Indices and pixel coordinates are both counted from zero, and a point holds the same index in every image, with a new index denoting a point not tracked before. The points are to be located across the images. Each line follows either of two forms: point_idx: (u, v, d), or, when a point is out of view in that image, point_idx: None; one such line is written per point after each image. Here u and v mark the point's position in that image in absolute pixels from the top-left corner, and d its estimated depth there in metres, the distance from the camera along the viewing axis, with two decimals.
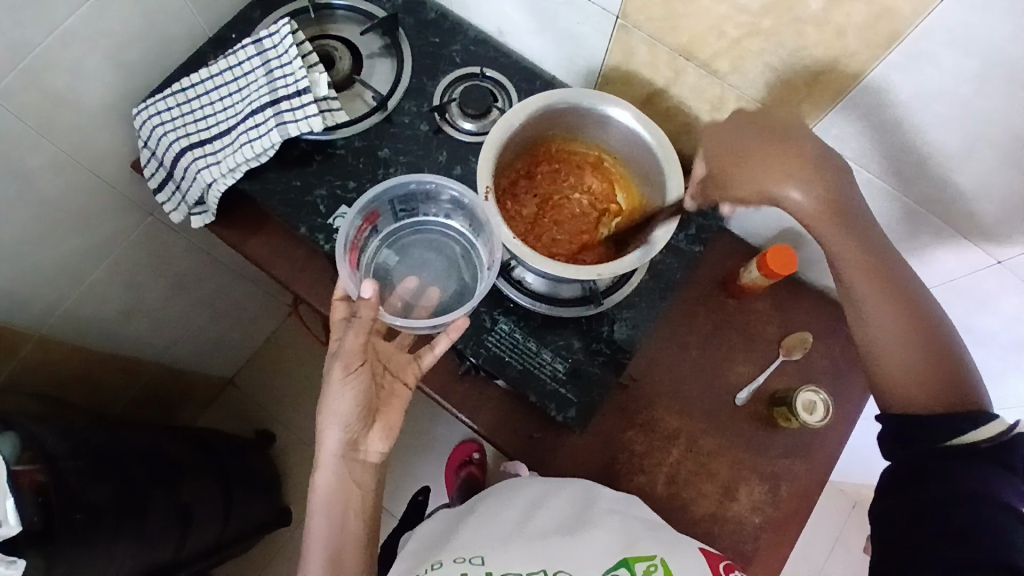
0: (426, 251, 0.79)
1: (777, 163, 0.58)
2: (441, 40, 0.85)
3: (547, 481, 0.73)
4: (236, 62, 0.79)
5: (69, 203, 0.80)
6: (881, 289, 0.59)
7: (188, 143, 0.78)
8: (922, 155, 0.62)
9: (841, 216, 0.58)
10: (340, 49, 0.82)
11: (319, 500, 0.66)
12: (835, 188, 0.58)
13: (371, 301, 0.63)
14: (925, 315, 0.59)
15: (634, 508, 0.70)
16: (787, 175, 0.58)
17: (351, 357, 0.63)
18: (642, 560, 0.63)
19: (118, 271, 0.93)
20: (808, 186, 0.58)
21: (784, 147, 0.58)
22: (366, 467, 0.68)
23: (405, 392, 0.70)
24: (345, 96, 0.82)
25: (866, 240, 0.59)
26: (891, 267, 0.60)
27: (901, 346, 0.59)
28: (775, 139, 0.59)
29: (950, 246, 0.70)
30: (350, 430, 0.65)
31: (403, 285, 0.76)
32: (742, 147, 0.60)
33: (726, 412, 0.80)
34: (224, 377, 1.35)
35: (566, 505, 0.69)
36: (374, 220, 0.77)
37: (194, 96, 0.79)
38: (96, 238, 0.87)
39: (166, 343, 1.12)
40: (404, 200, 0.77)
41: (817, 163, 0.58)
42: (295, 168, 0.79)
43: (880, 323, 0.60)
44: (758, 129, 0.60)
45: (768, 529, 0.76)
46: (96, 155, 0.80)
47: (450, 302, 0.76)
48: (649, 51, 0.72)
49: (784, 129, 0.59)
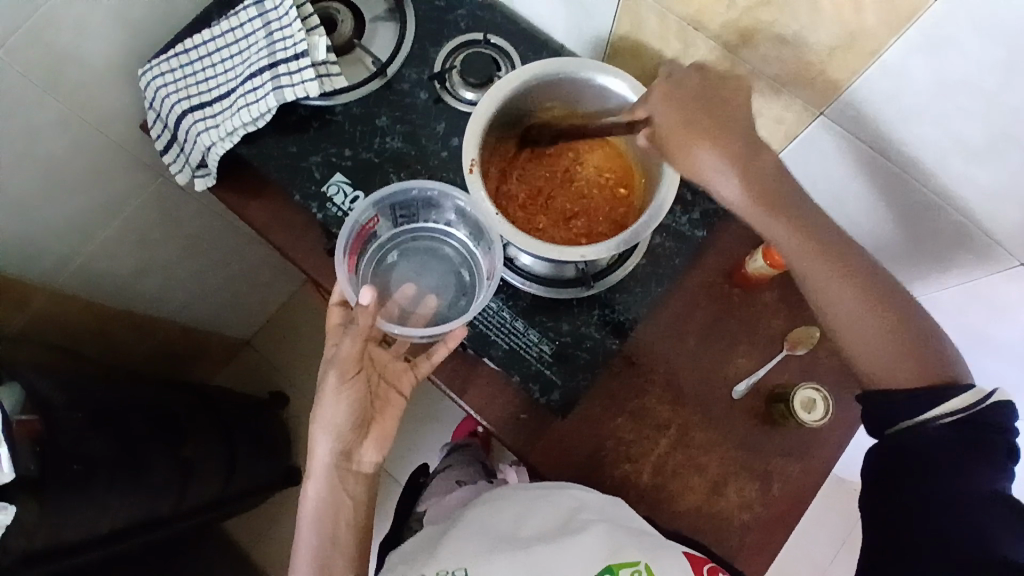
0: (425, 258, 0.78)
1: (709, 146, 0.58)
2: (447, 5, 0.82)
3: (531, 491, 0.72)
4: (238, 23, 0.78)
5: (77, 160, 0.82)
6: (841, 280, 0.58)
7: (189, 105, 0.78)
8: (941, 146, 0.57)
9: (773, 203, 0.58)
10: (343, 12, 0.80)
11: (309, 510, 0.67)
12: (763, 176, 0.58)
13: (370, 307, 0.63)
14: (884, 295, 0.58)
15: (620, 512, 0.69)
16: (714, 161, 0.58)
17: (346, 363, 0.65)
18: (626, 565, 0.62)
19: (130, 230, 0.96)
20: (731, 175, 0.58)
21: (715, 129, 0.58)
22: (359, 478, 0.68)
23: (399, 402, 0.71)
24: (345, 59, 0.80)
25: (809, 228, 0.59)
26: (844, 256, 0.59)
27: (861, 329, 0.58)
28: (706, 125, 0.58)
29: (974, 249, 0.64)
30: (342, 440, 0.66)
31: (401, 293, 0.76)
32: (681, 122, 0.58)
33: (721, 406, 0.77)
34: (240, 339, 1.38)
35: (548, 514, 0.69)
36: (374, 225, 0.76)
37: (196, 58, 0.78)
38: (107, 196, 0.89)
39: (180, 303, 1.15)
40: (404, 206, 0.76)
41: (747, 143, 0.58)
42: (293, 133, 0.78)
43: (835, 311, 0.59)
44: (689, 105, 0.58)
45: (755, 527, 0.74)
46: (104, 112, 0.81)
47: (448, 309, 0.75)
48: (658, 20, 0.67)
49: (718, 107, 0.58)
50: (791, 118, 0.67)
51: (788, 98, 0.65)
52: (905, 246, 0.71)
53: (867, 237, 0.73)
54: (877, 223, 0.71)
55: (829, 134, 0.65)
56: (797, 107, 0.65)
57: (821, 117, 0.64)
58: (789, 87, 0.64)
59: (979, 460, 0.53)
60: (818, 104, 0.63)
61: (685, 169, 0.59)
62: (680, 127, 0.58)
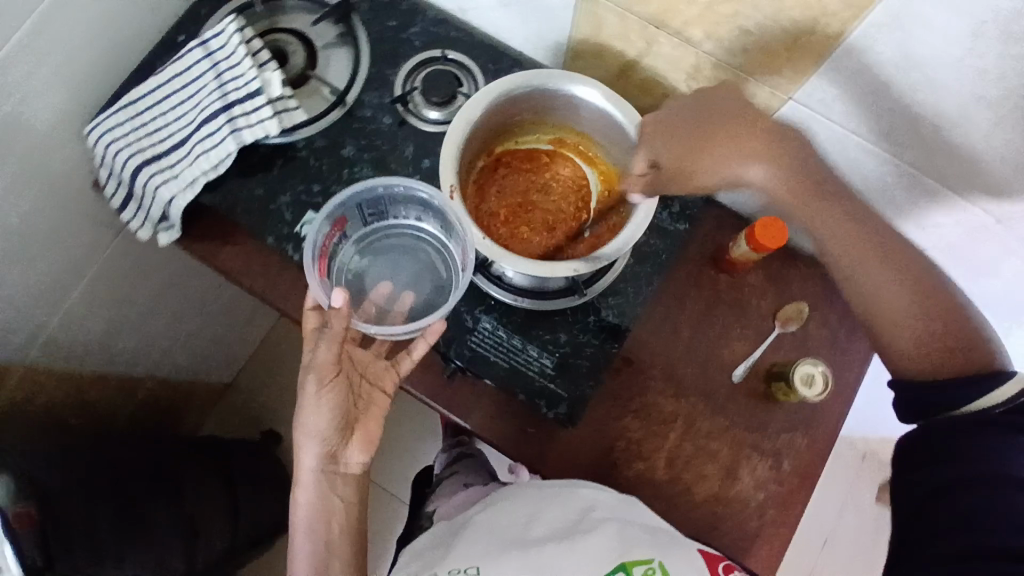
0: (397, 255, 0.78)
1: (732, 144, 0.61)
2: (399, 24, 0.80)
3: (545, 485, 0.73)
4: (184, 67, 0.75)
5: (32, 231, 0.78)
6: (878, 260, 0.59)
7: (144, 158, 0.74)
8: (911, 116, 0.59)
9: (808, 189, 0.60)
10: (292, 43, 0.78)
11: (301, 516, 0.67)
12: (797, 165, 0.60)
13: (343, 309, 0.61)
14: (928, 283, 0.58)
15: (633, 511, 0.69)
16: (739, 157, 0.61)
17: (324, 370, 0.61)
18: (639, 563, 0.60)
19: (95, 292, 0.91)
20: (763, 168, 0.61)
21: (730, 130, 0.61)
22: (348, 480, 0.68)
23: (383, 400, 0.69)
24: (302, 91, 0.77)
25: (850, 215, 0.60)
26: (884, 242, 0.60)
27: (905, 315, 0.58)
28: (727, 125, 0.61)
29: (948, 207, 0.67)
30: (327, 445, 0.65)
31: (376, 292, 0.76)
32: (686, 132, 0.62)
33: (723, 392, 0.78)
34: (223, 382, 1.34)
35: (565, 510, 0.68)
36: (342, 226, 0.75)
37: (145, 109, 0.75)
38: (67, 262, 0.84)
39: (158, 357, 1.11)
40: (372, 204, 0.75)
41: (778, 143, 0.60)
42: (258, 174, 0.76)
43: (878, 297, 0.59)
44: (702, 111, 0.62)
45: (772, 506, 0.75)
46: (55, 176, 0.77)
47: (425, 305, 0.75)
48: (619, 20, 0.67)
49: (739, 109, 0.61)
50: (760, 104, 0.67)
51: (755, 86, 0.65)
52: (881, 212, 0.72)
53: None
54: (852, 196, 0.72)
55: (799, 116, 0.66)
56: (765, 93, 0.65)
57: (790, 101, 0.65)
58: (756, 76, 0.64)
59: (995, 439, 0.50)
60: (787, 88, 0.64)
61: (698, 170, 0.63)
62: (692, 133, 0.62)
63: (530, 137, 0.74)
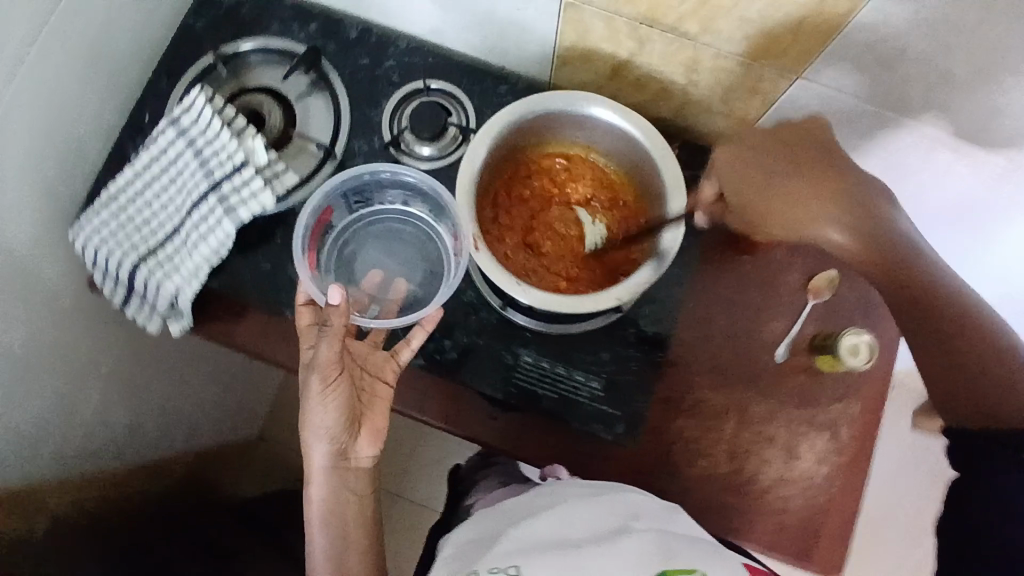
0: (385, 241, 0.75)
1: (807, 196, 0.56)
2: (371, 60, 0.76)
3: (581, 490, 0.67)
4: (159, 150, 0.70)
5: (43, 349, 0.75)
6: (933, 315, 0.55)
7: (139, 254, 0.71)
8: (930, 82, 0.56)
9: (881, 252, 0.55)
10: (266, 102, 0.73)
11: (315, 514, 0.66)
12: (871, 223, 0.55)
13: (342, 306, 0.58)
14: (983, 335, 0.55)
15: (675, 523, 0.63)
16: (814, 212, 0.55)
17: (327, 368, 0.60)
18: (682, 571, 0.53)
19: (113, 388, 0.89)
20: (837, 227, 0.55)
21: (807, 181, 0.56)
22: (359, 474, 0.67)
23: (387, 392, 0.68)
24: (287, 151, 0.73)
25: (919, 272, 0.55)
26: (948, 296, 0.55)
27: (962, 368, 0.55)
28: (810, 179, 0.56)
29: (970, 158, 0.65)
30: (335, 442, 0.64)
31: (368, 280, 0.73)
32: (755, 182, 0.58)
33: (770, 375, 0.78)
34: (252, 436, 1.32)
35: (605, 515, 0.62)
36: (327, 217, 0.72)
37: (128, 201, 0.71)
38: (82, 368, 0.82)
39: (184, 433, 1.08)
40: (357, 191, 0.73)
41: (849, 198, 0.56)
42: (261, 248, 0.74)
43: (939, 349, 0.56)
44: (776, 158, 0.58)
45: (836, 477, 0.76)
46: (49, 291, 0.73)
47: (419, 292, 0.73)
48: (606, 24, 0.63)
49: (803, 159, 0.58)
50: (766, 86, 0.65)
51: (759, 70, 0.63)
52: (905, 170, 0.70)
53: None
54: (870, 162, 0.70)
55: (809, 94, 0.63)
56: (772, 76, 0.63)
57: (800, 82, 0.62)
58: (760, 60, 0.61)
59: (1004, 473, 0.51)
60: (794, 70, 0.61)
61: (770, 222, 0.57)
62: (756, 177, 0.58)
63: (543, 158, 0.70)
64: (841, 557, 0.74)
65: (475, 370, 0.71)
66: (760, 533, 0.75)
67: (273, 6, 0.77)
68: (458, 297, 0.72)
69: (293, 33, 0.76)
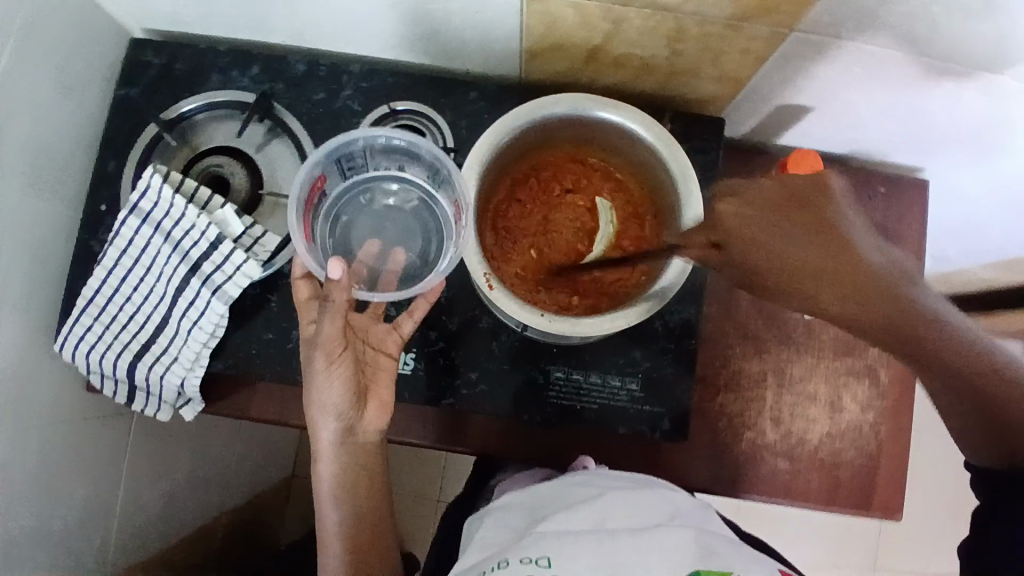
0: (381, 208, 0.68)
1: (826, 289, 0.46)
2: (328, 93, 0.71)
3: (613, 483, 0.61)
4: (126, 241, 0.66)
5: (62, 465, 0.71)
6: (943, 385, 0.50)
7: (133, 355, 0.67)
8: (936, 15, 0.52)
9: (887, 341, 0.48)
10: (227, 163, 0.69)
11: (325, 488, 0.66)
12: (891, 317, 0.46)
13: (343, 282, 0.55)
14: (1001, 409, 0.49)
15: (710, 523, 0.58)
16: (831, 306, 0.46)
17: (331, 343, 0.58)
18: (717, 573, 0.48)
19: (140, 478, 0.85)
20: (849, 316, 0.46)
21: (825, 263, 0.46)
22: (368, 448, 0.66)
23: (391, 365, 0.66)
24: (261, 211, 0.69)
25: (940, 357, 0.47)
26: (969, 375, 0.48)
27: (974, 427, 0.51)
28: (813, 252, 0.47)
29: (976, 83, 0.61)
30: (343, 418, 0.63)
31: (364, 251, 0.66)
32: (758, 248, 0.49)
33: (801, 333, 0.76)
34: (285, 476, 1.31)
35: (642, 512, 0.56)
36: (321, 185, 0.64)
37: (107, 300, 0.66)
38: (107, 470, 0.78)
39: (219, 496, 1.06)
40: (351, 156, 0.65)
41: (864, 301, 0.46)
42: (258, 317, 0.69)
43: (945, 407, 0.52)
44: (778, 220, 0.49)
45: (883, 420, 0.75)
46: (49, 408, 0.69)
47: (418, 265, 0.67)
48: (576, 11, 0.58)
49: (811, 224, 0.48)
50: (758, 44, 0.60)
51: (749, 29, 0.58)
52: (911, 101, 0.66)
53: (863, 110, 0.69)
54: (871, 98, 0.67)
55: (804, 43, 0.59)
56: (763, 32, 0.58)
57: (793, 33, 0.58)
58: (749, 19, 0.56)
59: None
60: (786, 24, 0.56)
61: (776, 300, 0.50)
62: (761, 236, 0.49)
63: (542, 167, 0.67)
64: (901, 499, 0.74)
65: (506, 395, 0.68)
66: (819, 492, 0.74)
67: (209, 55, 0.71)
68: (474, 325, 0.69)
69: (238, 80, 0.70)
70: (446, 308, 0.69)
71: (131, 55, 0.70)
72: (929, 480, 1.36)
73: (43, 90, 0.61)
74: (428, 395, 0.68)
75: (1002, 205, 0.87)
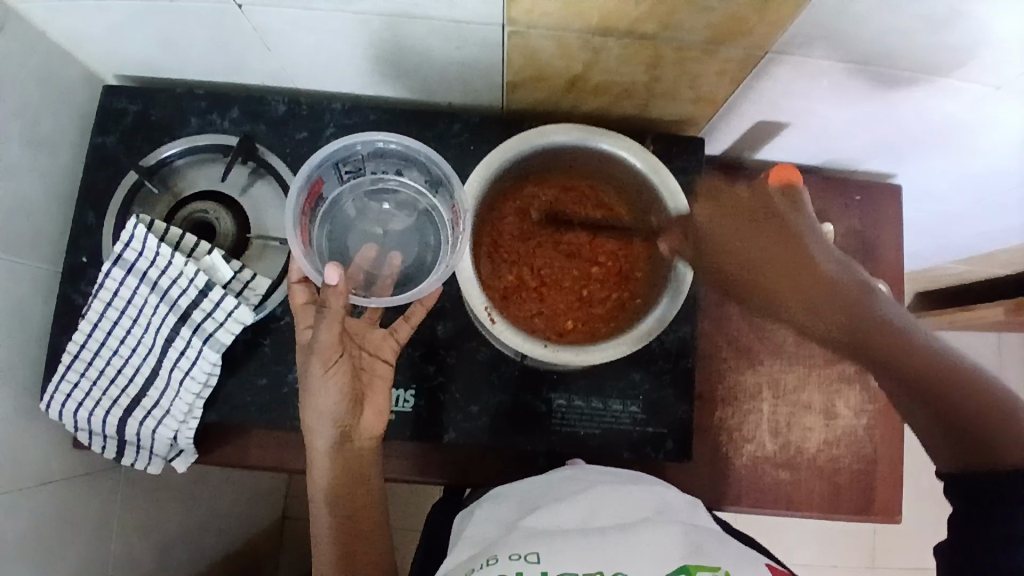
0: (379, 213, 0.68)
1: (782, 280, 0.60)
2: (310, 132, 0.70)
3: (601, 478, 0.61)
4: (110, 293, 0.64)
5: (53, 530, 0.68)
6: (897, 376, 0.57)
7: (123, 410, 0.65)
8: (904, 32, 0.54)
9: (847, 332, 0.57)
10: (211, 207, 0.68)
11: (319, 495, 0.63)
12: (836, 308, 0.58)
13: (339, 288, 0.54)
14: (953, 394, 0.54)
15: (700, 517, 0.58)
16: (787, 293, 0.60)
17: (329, 350, 0.57)
18: (706, 569, 0.47)
19: (133, 536, 0.83)
20: (799, 297, 0.59)
21: (778, 254, 0.60)
22: (365, 453, 0.63)
23: (387, 370, 0.65)
24: (249, 255, 0.69)
25: (895, 336, 0.56)
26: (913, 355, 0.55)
27: (924, 421, 0.57)
28: (766, 246, 0.60)
29: (944, 91, 0.63)
30: (340, 421, 0.61)
31: (362, 255, 0.66)
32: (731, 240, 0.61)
33: (791, 343, 0.77)
34: (277, 519, 1.28)
35: (631, 508, 0.55)
36: (318, 189, 0.64)
37: (93, 354, 0.65)
38: (99, 530, 0.76)
39: (212, 544, 1.03)
40: (350, 160, 0.65)
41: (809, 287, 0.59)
42: (251, 363, 0.68)
43: (904, 401, 0.58)
44: (747, 229, 0.62)
45: (877, 423, 0.76)
46: (38, 472, 0.66)
47: (415, 269, 0.66)
48: (555, 43, 0.58)
49: (767, 228, 0.62)
50: (735, 66, 0.61)
51: (725, 53, 0.59)
52: (883, 112, 0.68)
53: (838, 122, 0.71)
54: (845, 111, 0.68)
55: (779, 63, 0.61)
56: (740, 55, 0.59)
57: (769, 55, 0.59)
58: (726, 43, 0.57)
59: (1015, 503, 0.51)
60: (761, 46, 0.58)
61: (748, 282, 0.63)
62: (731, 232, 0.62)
63: (541, 191, 0.66)
64: (900, 499, 0.75)
65: (509, 426, 0.68)
66: (821, 499, 0.74)
67: (186, 100, 0.70)
68: (473, 357, 0.69)
69: (217, 123, 0.69)
70: (443, 342, 0.69)
71: (105, 105, 0.69)
72: (919, 475, 1.39)
73: (13, 146, 0.59)
74: (431, 432, 0.68)
75: (971, 205, 0.90)
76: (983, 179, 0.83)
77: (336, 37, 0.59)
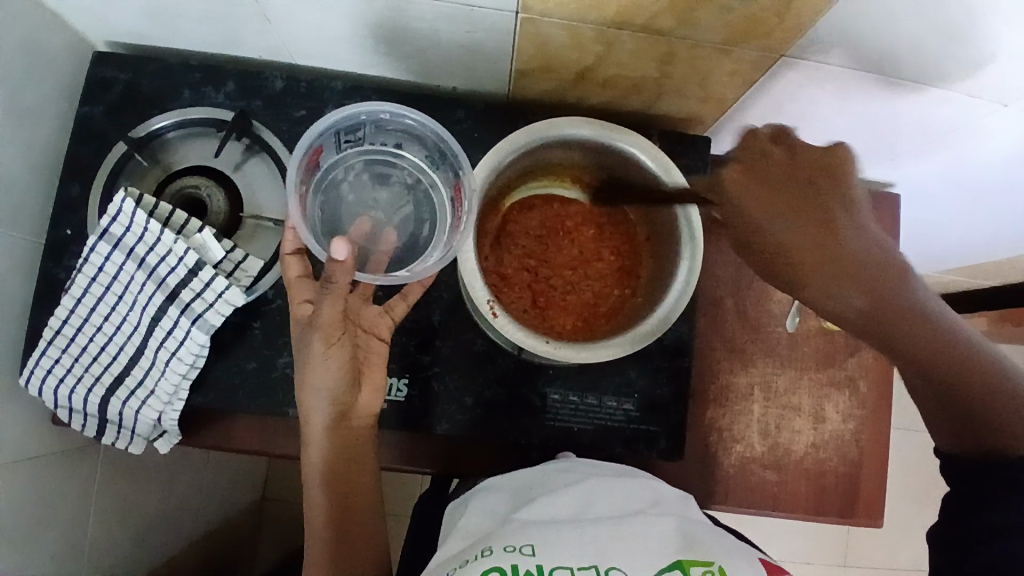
0: (378, 189, 0.66)
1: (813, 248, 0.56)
2: (309, 110, 0.68)
3: (598, 472, 0.60)
4: (95, 268, 0.62)
5: (31, 510, 0.67)
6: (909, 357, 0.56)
7: (105, 389, 0.63)
8: (921, 43, 0.53)
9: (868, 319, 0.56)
10: (203, 184, 0.66)
11: (313, 472, 0.61)
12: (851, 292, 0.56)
13: (346, 263, 0.53)
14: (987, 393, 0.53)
15: (692, 511, 0.57)
16: (786, 225, 0.56)
17: (331, 328, 0.56)
18: (699, 564, 0.46)
19: (112, 516, 0.81)
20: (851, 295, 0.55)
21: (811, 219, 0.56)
22: (361, 431, 0.62)
23: (383, 348, 0.63)
24: (241, 235, 0.66)
25: (928, 330, 0.55)
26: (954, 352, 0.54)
27: (924, 396, 0.57)
28: (793, 212, 0.55)
29: (952, 103, 0.63)
30: (337, 399, 0.59)
31: (356, 228, 0.64)
32: (766, 193, 0.56)
33: (784, 345, 0.77)
34: (256, 499, 1.27)
35: (626, 502, 0.55)
36: (316, 159, 0.62)
37: (76, 330, 0.62)
38: (77, 512, 0.74)
39: (192, 524, 1.01)
40: (352, 130, 0.63)
41: (858, 269, 0.56)
42: (241, 346, 0.66)
43: (915, 377, 0.57)
44: (773, 199, 0.56)
45: (863, 428, 0.77)
46: (15, 450, 0.64)
47: (410, 247, 0.65)
48: (568, 33, 0.57)
49: (800, 195, 0.56)
50: (747, 66, 0.60)
51: (739, 53, 0.58)
52: (890, 119, 0.67)
53: (843, 128, 0.70)
54: (852, 117, 0.68)
55: (792, 67, 0.60)
56: (753, 56, 0.58)
57: (783, 58, 0.58)
58: (740, 44, 0.57)
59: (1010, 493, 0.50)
60: (776, 49, 0.57)
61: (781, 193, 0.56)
62: (763, 191, 0.56)
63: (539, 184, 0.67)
64: (882, 503, 0.76)
65: (503, 419, 0.67)
66: (805, 500, 0.75)
67: (179, 71, 0.67)
68: (468, 349, 0.68)
69: (211, 96, 0.67)
70: (438, 332, 0.68)
71: (93, 73, 0.66)
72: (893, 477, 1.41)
73: None
74: (423, 422, 0.67)
75: (963, 215, 0.91)
76: (977, 190, 0.83)
77: (340, 14, 0.57)
